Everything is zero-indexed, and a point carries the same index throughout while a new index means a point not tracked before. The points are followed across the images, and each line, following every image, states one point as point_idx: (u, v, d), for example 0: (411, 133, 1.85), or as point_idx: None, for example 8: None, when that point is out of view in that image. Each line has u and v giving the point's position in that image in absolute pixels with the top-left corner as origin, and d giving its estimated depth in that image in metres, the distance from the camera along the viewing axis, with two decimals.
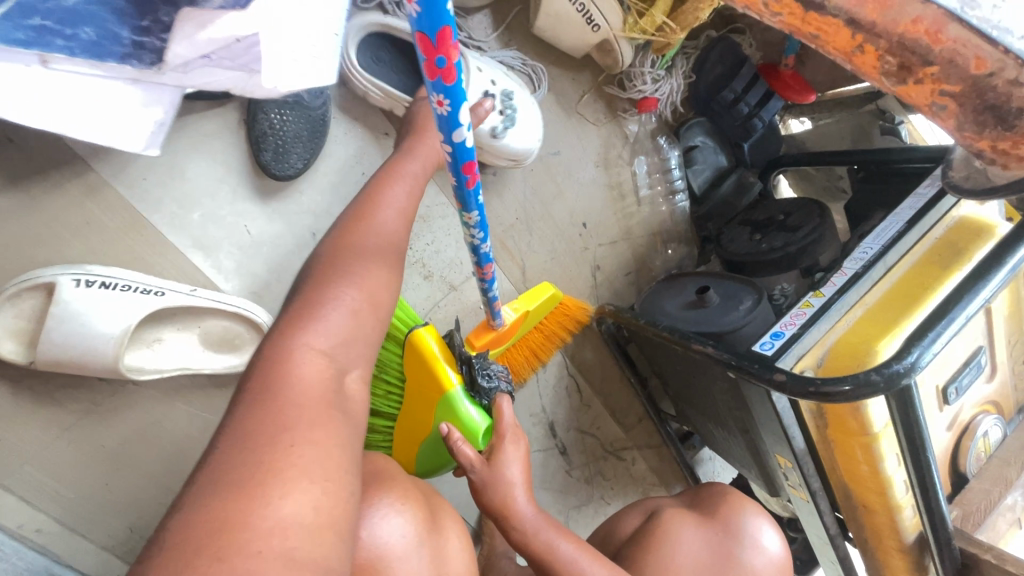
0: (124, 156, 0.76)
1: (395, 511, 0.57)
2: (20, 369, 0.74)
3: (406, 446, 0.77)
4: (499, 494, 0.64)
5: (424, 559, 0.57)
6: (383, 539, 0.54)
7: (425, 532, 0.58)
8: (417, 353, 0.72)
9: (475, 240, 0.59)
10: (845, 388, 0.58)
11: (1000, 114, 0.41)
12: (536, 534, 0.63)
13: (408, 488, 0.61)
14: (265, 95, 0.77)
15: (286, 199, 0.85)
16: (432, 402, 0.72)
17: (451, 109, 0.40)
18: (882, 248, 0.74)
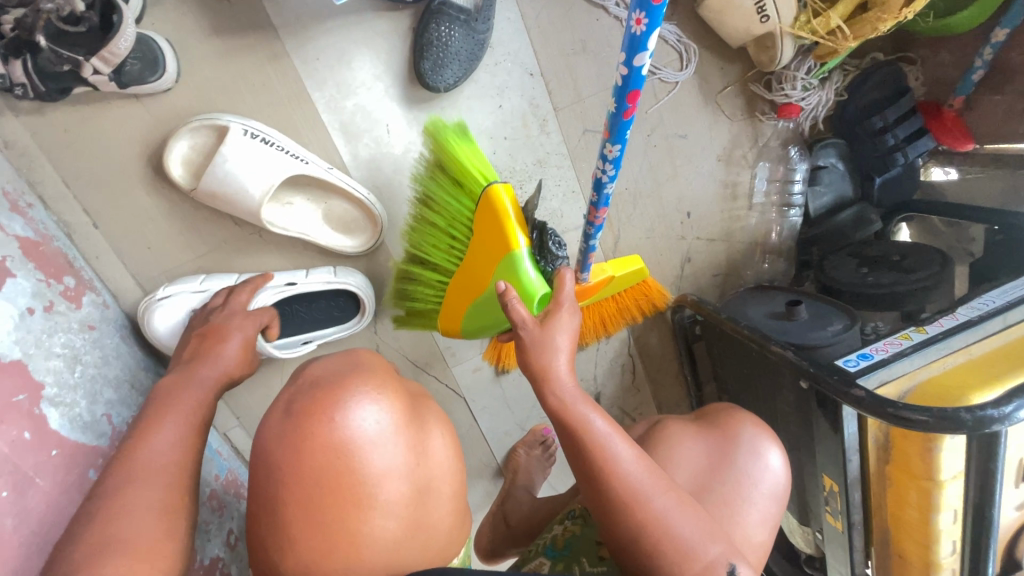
0: (307, 35, 0.85)
1: (369, 399, 0.63)
2: (179, 194, 0.85)
3: (458, 300, 0.84)
4: (544, 354, 0.64)
5: (398, 445, 0.62)
6: (357, 425, 0.61)
7: (402, 422, 0.64)
8: (488, 207, 0.77)
9: (604, 176, 0.63)
10: (927, 418, 0.58)
11: None
12: (574, 405, 0.62)
13: (388, 382, 0.67)
14: (442, 9, 0.83)
15: (429, 110, 0.91)
16: (495, 259, 0.78)
17: (645, 29, 0.43)
18: (1006, 304, 0.71)
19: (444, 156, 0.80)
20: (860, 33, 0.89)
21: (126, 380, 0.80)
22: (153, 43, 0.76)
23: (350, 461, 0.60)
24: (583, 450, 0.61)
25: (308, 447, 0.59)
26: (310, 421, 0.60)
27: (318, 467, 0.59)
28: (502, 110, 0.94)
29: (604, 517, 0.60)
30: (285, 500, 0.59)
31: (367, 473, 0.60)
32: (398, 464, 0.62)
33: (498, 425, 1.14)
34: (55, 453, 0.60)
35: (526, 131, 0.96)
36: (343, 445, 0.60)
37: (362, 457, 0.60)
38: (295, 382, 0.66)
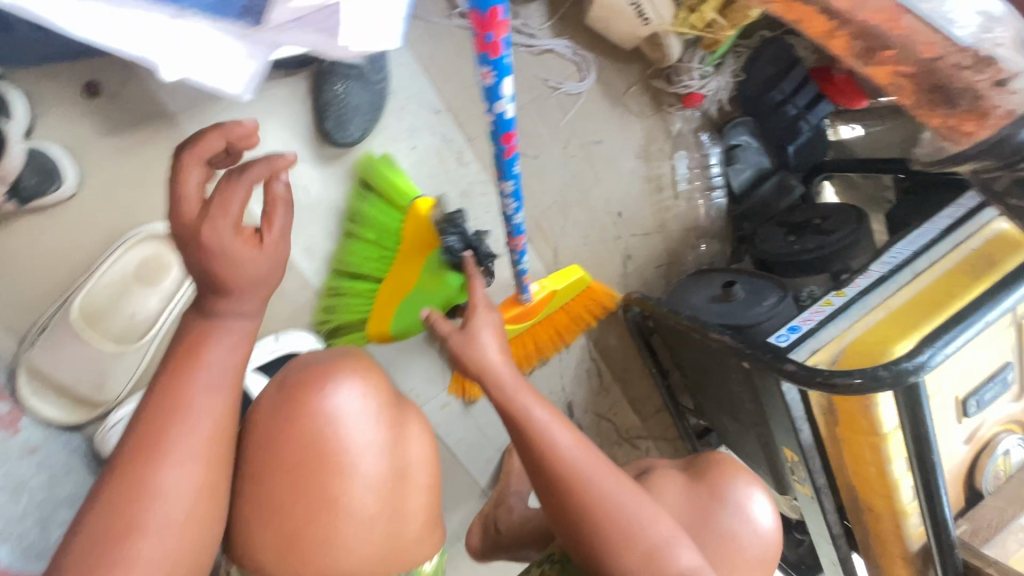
0: (205, 114, 0.85)
1: (353, 383, 0.64)
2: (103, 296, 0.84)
3: (384, 305, 0.89)
4: (472, 349, 0.67)
5: (379, 423, 0.65)
6: (340, 403, 0.63)
7: (385, 403, 0.66)
8: (412, 221, 0.83)
9: (509, 209, 0.64)
10: (854, 381, 0.60)
11: (944, 96, 0.45)
12: (514, 400, 0.63)
13: (369, 368, 0.68)
14: (333, 67, 0.84)
15: (342, 163, 0.92)
16: (422, 260, 0.85)
17: (495, 81, 0.44)
18: (914, 253, 0.74)
19: (373, 180, 0.87)
20: (736, 21, 0.93)
21: (81, 494, 0.78)
22: (47, 153, 0.76)
23: (336, 432, 0.62)
24: (521, 432, 0.62)
25: (297, 417, 0.61)
26: (300, 401, 0.62)
27: (305, 435, 0.61)
28: (416, 151, 0.95)
29: (558, 509, 0.62)
30: (280, 470, 0.61)
31: (351, 451, 0.62)
32: (377, 439, 0.64)
33: (477, 454, 1.14)
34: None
35: (444, 167, 0.97)
36: (328, 418, 0.62)
37: (344, 433, 0.62)
38: (283, 368, 0.66)
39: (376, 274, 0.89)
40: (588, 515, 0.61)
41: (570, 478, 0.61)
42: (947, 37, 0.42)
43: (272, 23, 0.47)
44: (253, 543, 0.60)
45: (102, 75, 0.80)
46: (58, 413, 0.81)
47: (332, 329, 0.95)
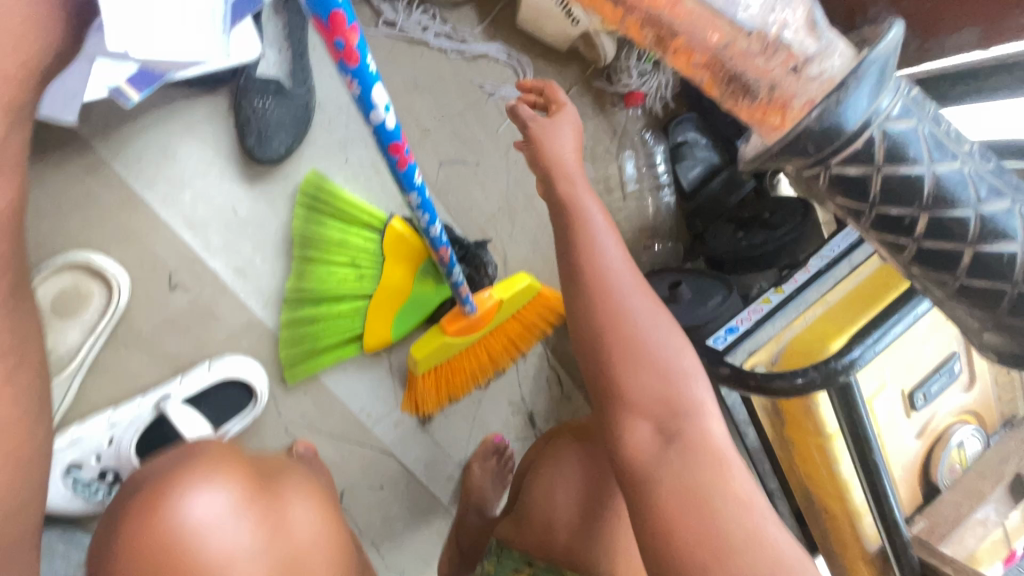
0: (121, 137, 0.83)
1: (208, 484, 0.59)
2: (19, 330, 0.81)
3: (378, 318, 0.94)
4: (555, 133, 0.65)
5: (243, 520, 0.59)
6: (191, 512, 0.57)
7: (248, 498, 0.61)
8: (392, 238, 0.90)
9: (423, 223, 0.62)
10: (796, 381, 0.58)
11: (740, 86, 0.35)
12: (573, 198, 0.63)
13: (232, 462, 0.63)
14: (250, 83, 0.82)
15: (270, 180, 0.89)
16: (413, 268, 0.92)
17: (360, 91, 0.42)
18: (849, 246, 0.72)
19: (331, 202, 0.88)
20: None
21: None
22: None
23: (189, 542, 0.56)
24: (574, 237, 0.62)
25: (142, 534, 0.55)
26: (143, 517, 0.56)
27: (151, 553, 0.55)
28: (349, 164, 0.92)
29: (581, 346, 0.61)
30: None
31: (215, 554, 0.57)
32: (248, 538, 0.59)
33: (437, 471, 1.10)
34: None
35: (379, 179, 0.94)
36: (183, 532, 0.56)
37: (199, 540, 0.56)
38: (132, 478, 0.62)
39: (362, 293, 0.92)
40: (618, 337, 0.59)
41: (604, 301, 0.59)
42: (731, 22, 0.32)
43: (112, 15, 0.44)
44: None
45: None
46: None
47: (298, 359, 0.93)
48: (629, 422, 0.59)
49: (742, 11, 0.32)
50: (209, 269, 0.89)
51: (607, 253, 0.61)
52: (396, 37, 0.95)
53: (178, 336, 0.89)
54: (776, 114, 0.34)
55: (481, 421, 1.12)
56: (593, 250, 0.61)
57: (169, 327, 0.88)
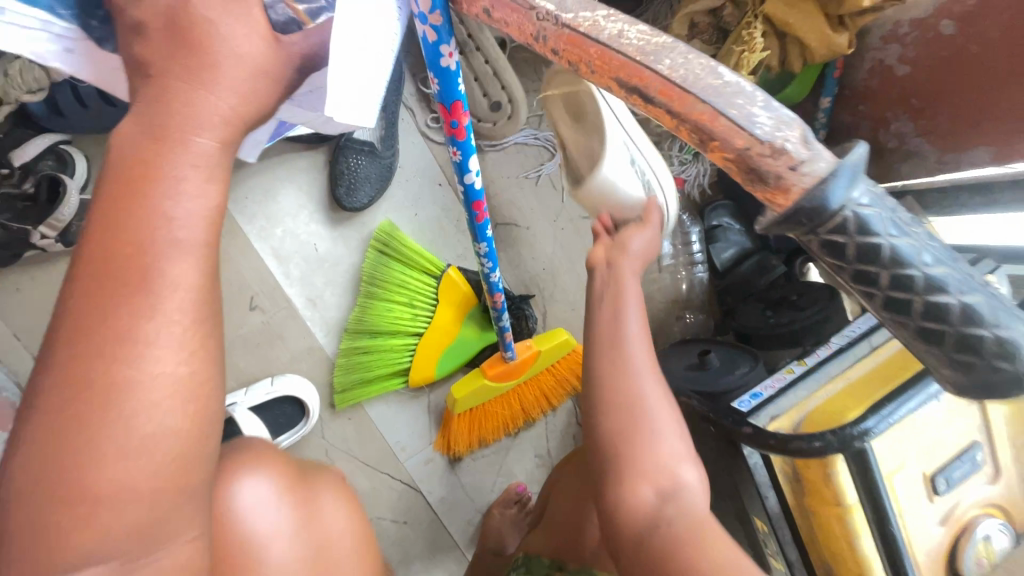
0: (235, 179, 0.97)
1: (252, 490, 0.60)
2: None
3: (426, 356, 1.03)
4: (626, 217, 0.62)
5: (282, 512, 0.61)
6: (238, 496, 0.59)
7: (287, 498, 0.63)
8: (446, 285, 1.02)
9: (486, 269, 0.72)
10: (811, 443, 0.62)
11: (760, 175, 0.29)
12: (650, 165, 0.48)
13: (274, 466, 0.65)
14: (349, 144, 0.96)
15: (351, 226, 1.02)
16: (462, 313, 1.03)
17: (461, 158, 0.53)
18: (868, 329, 0.78)
19: (398, 250, 1.01)
20: None
21: None
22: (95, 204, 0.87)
23: (235, 530, 0.57)
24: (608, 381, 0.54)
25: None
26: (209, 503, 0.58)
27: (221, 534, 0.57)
28: (418, 218, 1.06)
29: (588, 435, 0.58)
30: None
31: (261, 538, 0.59)
32: (286, 523, 0.61)
33: (459, 512, 1.13)
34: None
35: (442, 232, 1.07)
36: (226, 514, 0.57)
37: (244, 526, 0.58)
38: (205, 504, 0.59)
39: (414, 331, 1.02)
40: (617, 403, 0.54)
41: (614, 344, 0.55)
42: (752, 133, 0.29)
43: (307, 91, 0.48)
44: None
45: None
46: None
47: (350, 387, 1.02)
48: (633, 483, 0.53)
49: (760, 127, 0.29)
50: (286, 296, 1.01)
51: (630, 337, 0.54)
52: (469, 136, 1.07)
53: (249, 352, 1.00)
54: (778, 195, 0.29)
55: (506, 469, 1.16)
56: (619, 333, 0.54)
57: (244, 344, 0.99)
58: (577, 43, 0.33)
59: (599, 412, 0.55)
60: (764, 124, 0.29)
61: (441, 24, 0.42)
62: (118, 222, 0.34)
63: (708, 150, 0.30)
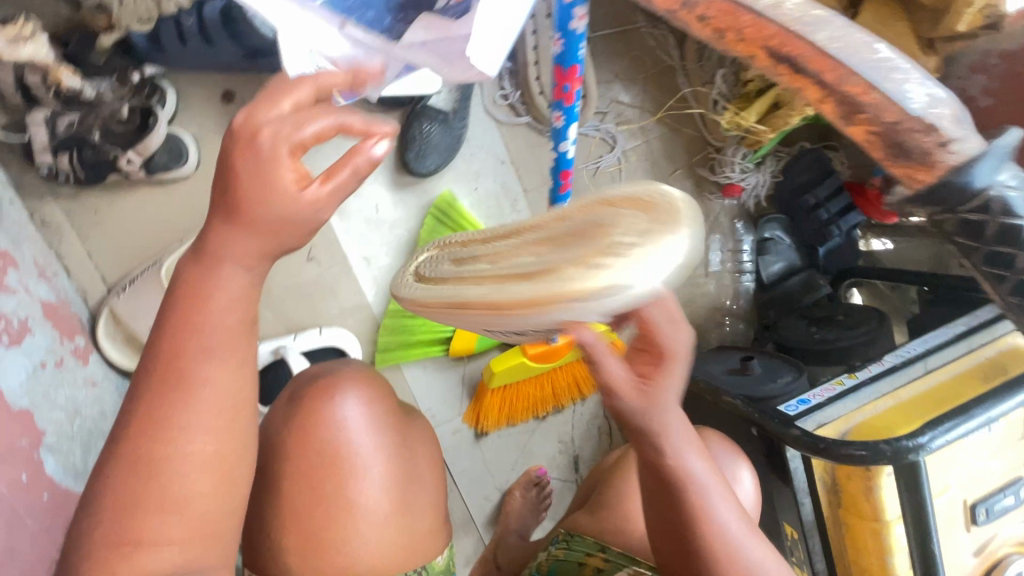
0: None
1: (349, 399, 0.67)
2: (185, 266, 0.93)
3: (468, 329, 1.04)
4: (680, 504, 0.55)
5: (377, 436, 0.68)
6: (342, 410, 0.66)
7: (384, 418, 0.69)
8: None
9: None
10: (858, 452, 0.63)
11: (902, 150, 0.43)
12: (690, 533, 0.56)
13: (372, 381, 0.72)
14: (424, 111, 0.98)
15: (413, 191, 1.04)
16: None
17: (563, 124, 0.55)
18: (925, 350, 0.77)
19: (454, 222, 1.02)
20: (777, 127, 0.97)
21: None
22: (180, 138, 0.90)
23: (342, 435, 0.66)
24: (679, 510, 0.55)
25: (306, 428, 0.65)
26: (309, 407, 0.66)
27: (318, 441, 0.65)
28: (477, 192, 1.07)
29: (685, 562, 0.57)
30: (281, 479, 0.65)
31: (355, 453, 0.66)
32: (380, 443, 0.68)
33: (479, 486, 1.15)
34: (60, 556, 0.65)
35: (499, 210, 1.08)
36: (332, 426, 0.66)
37: (347, 438, 0.66)
38: (294, 379, 0.72)
39: None
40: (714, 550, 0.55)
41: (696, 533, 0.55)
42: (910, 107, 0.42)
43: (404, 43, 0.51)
44: (280, 557, 0.65)
45: (238, 86, 0.95)
46: (121, 357, 0.91)
47: (392, 348, 1.04)
48: None
49: (913, 101, 0.41)
50: (342, 252, 1.03)
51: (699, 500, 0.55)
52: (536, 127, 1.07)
53: (301, 301, 1.02)
54: (917, 171, 0.43)
55: (529, 450, 1.17)
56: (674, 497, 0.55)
57: (297, 292, 1.02)
58: None
59: (707, 574, 0.56)
60: (917, 99, 0.41)
61: None
62: (178, 326, 0.44)
63: None
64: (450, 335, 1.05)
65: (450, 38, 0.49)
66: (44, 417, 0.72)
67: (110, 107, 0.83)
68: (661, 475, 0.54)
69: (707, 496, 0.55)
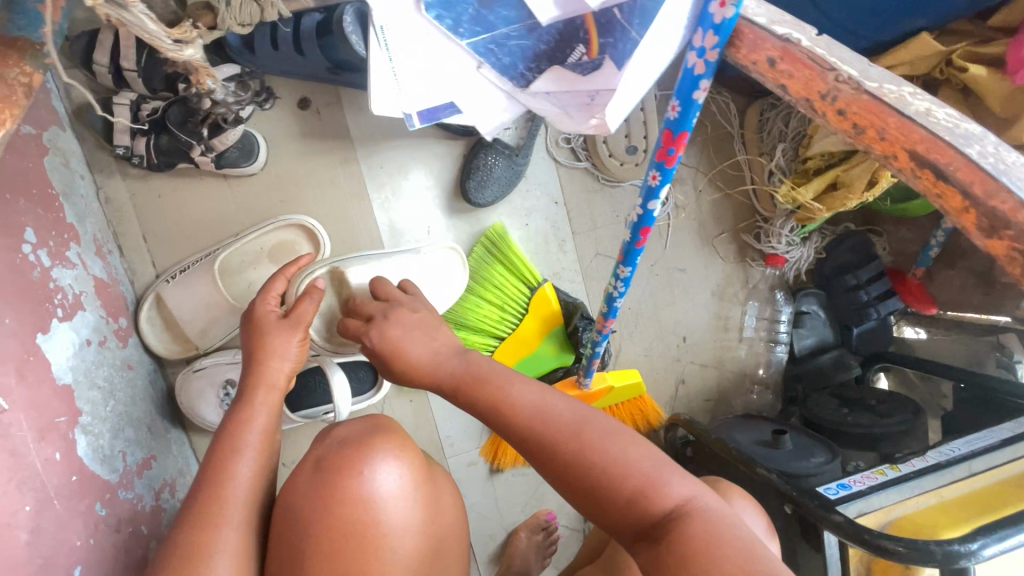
0: (377, 148, 1.01)
1: (386, 461, 0.62)
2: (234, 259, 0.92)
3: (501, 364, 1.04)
4: (534, 430, 0.60)
5: (414, 501, 0.62)
6: (377, 482, 0.60)
7: (420, 480, 0.64)
8: (537, 299, 1.04)
9: (614, 291, 0.73)
10: (898, 547, 0.63)
11: None
12: (554, 456, 0.58)
13: (410, 443, 0.66)
14: (491, 144, 1.00)
15: (466, 218, 1.05)
16: (548, 328, 1.05)
17: (658, 183, 0.56)
18: (970, 452, 0.77)
19: (505, 256, 1.04)
20: (833, 207, 0.98)
21: (146, 421, 0.84)
22: (254, 138, 0.92)
23: (372, 511, 0.59)
24: (530, 438, 0.60)
25: (334, 503, 0.59)
26: (341, 475, 0.60)
27: (345, 515, 0.59)
28: (528, 227, 1.08)
29: (583, 496, 0.57)
30: (302, 556, 0.58)
31: (386, 530, 0.60)
32: (415, 519, 0.61)
33: (486, 522, 1.12)
34: (80, 543, 0.63)
35: (546, 247, 1.09)
36: (364, 501, 0.59)
37: (379, 511, 0.60)
38: (321, 439, 0.66)
39: (497, 333, 1.04)
40: (591, 468, 0.57)
41: (565, 453, 0.58)
42: None
43: (532, 91, 0.66)
44: None
45: (315, 95, 0.98)
46: (158, 342, 0.91)
47: None
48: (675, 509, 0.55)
49: None
50: None
51: (532, 407, 0.61)
52: (594, 173, 1.09)
53: None
54: None
55: (542, 492, 1.15)
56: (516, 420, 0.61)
57: None
58: (876, 110, 0.37)
59: (600, 495, 0.56)
60: None
61: (712, 61, 0.44)
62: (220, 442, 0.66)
63: (995, 237, 0.35)
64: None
65: (575, 91, 0.64)
66: (83, 393, 0.71)
67: (224, 107, 0.84)
68: (494, 417, 0.62)
69: (540, 411, 0.60)
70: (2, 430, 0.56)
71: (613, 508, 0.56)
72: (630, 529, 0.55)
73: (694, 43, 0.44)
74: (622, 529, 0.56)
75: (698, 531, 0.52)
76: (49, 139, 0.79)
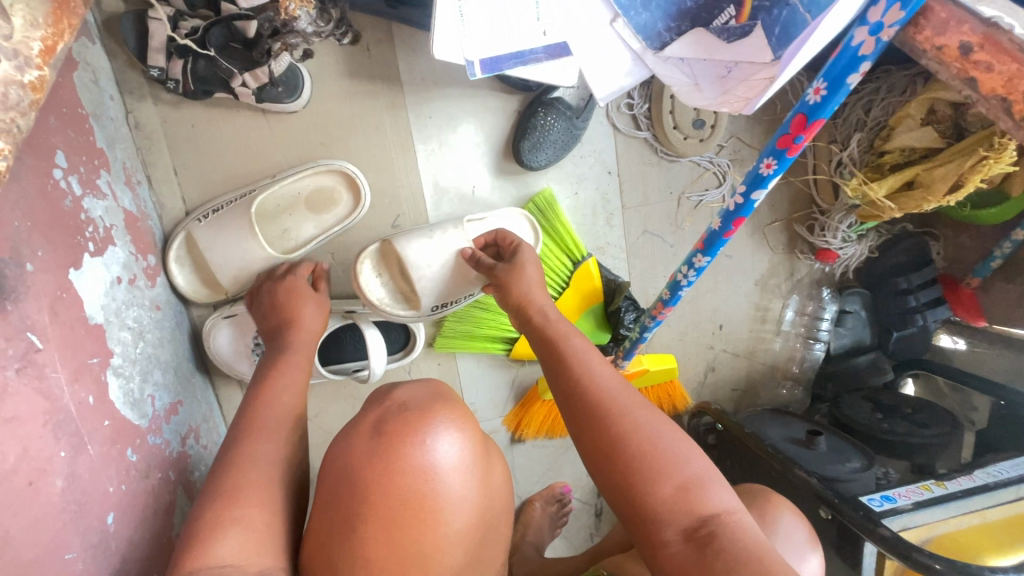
0: (426, 95, 0.93)
1: (447, 430, 0.60)
2: (274, 203, 0.87)
3: None
4: (604, 410, 0.62)
5: (471, 474, 0.60)
6: (437, 451, 0.58)
7: (477, 455, 0.61)
8: (578, 275, 0.99)
9: (682, 279, 0.69)
10: (935, 564, 0.64)
11: None
12: (614, 437, 0.60)
13: (469, 416, 0.64)
14: (551, 103, 0.92)
15: (514, 181, 0.99)
16: (586, 305, 1.01)
17: (771, 172, 0.56)
18: (1019, 475, 0.76)
19: (551, 225, 0.98)
20: (906, 207, 0.93)
21: (172, 364, 0.81)
22: (299, 71, 0.85)
23: (432, 481, 0.57)
24: (599, 415, 0.61)
25: (391, 470, 0.57)
26: (399, 441, 0.58)
27: (397, 477, 0.57)
28: (577, 196, 1.02)
29: (633, 484, 0.57)
30: (357, 518, 0.56)
31: (444, 500, 0.58)
32: (469, 495, 0.59)
33: None
34: (112, 489, 0.61)
35: (593, 220, 1.04)
36: (425, 471, 0.57)
37: (437, 479, 0.58)
38: (379, 404, 0.63)
39: None
40: (648, 454, 0.58)
41: (623, 430, 0.60)
42: None
43: (664, 53, 0.64)
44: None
45: (366, 30, 0.89)
46: (186, 284, 0.86)
47: (452, 335, 1.00)
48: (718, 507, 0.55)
49: None
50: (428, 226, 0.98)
51: (606, 383, 0.64)
52: (655, 147, 1.03)
53: None
54: None
55: (559, 465, 1.15)
56: (587, 390, 0.64)
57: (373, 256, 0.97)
58: None
59: (652, 479, 0.57)
60: None
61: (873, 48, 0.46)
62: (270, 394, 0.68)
63: None
64: (515, 338, 1.02)
65: (712, 60, 0.63)
66: (115, 335, 0.67)
67: (297, 35, 0.76)
68: (570, 390, 0.65)
69: (610, 395, 0.63)
70: (37, 370, 0.53)
71: (660, 498, 0.56)
72: (670, 528, 0.55)
73: (870, 18, 0.46)
74: (664, 529, 0.55)
75: (741, 535, 0.53)
76: (79, 51, 0.72)
